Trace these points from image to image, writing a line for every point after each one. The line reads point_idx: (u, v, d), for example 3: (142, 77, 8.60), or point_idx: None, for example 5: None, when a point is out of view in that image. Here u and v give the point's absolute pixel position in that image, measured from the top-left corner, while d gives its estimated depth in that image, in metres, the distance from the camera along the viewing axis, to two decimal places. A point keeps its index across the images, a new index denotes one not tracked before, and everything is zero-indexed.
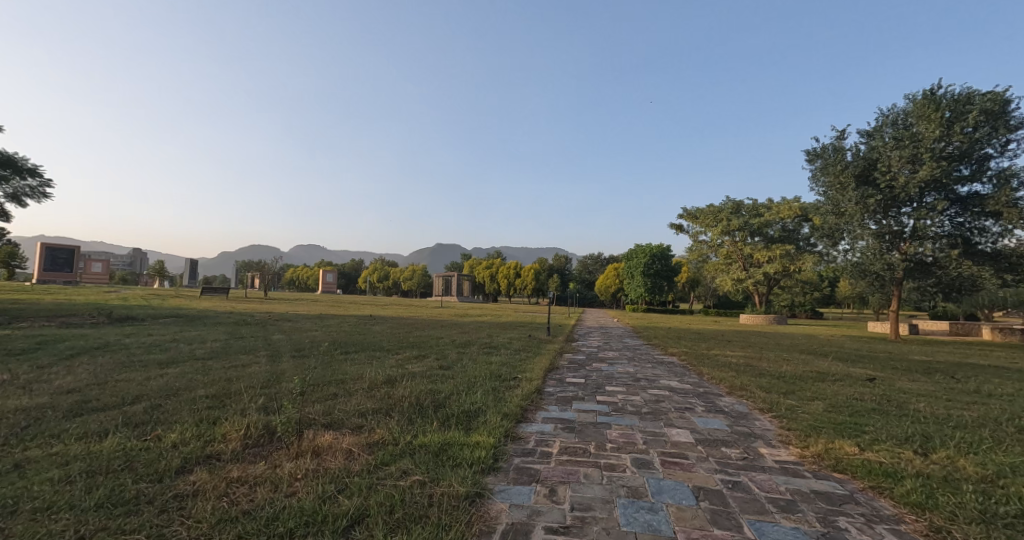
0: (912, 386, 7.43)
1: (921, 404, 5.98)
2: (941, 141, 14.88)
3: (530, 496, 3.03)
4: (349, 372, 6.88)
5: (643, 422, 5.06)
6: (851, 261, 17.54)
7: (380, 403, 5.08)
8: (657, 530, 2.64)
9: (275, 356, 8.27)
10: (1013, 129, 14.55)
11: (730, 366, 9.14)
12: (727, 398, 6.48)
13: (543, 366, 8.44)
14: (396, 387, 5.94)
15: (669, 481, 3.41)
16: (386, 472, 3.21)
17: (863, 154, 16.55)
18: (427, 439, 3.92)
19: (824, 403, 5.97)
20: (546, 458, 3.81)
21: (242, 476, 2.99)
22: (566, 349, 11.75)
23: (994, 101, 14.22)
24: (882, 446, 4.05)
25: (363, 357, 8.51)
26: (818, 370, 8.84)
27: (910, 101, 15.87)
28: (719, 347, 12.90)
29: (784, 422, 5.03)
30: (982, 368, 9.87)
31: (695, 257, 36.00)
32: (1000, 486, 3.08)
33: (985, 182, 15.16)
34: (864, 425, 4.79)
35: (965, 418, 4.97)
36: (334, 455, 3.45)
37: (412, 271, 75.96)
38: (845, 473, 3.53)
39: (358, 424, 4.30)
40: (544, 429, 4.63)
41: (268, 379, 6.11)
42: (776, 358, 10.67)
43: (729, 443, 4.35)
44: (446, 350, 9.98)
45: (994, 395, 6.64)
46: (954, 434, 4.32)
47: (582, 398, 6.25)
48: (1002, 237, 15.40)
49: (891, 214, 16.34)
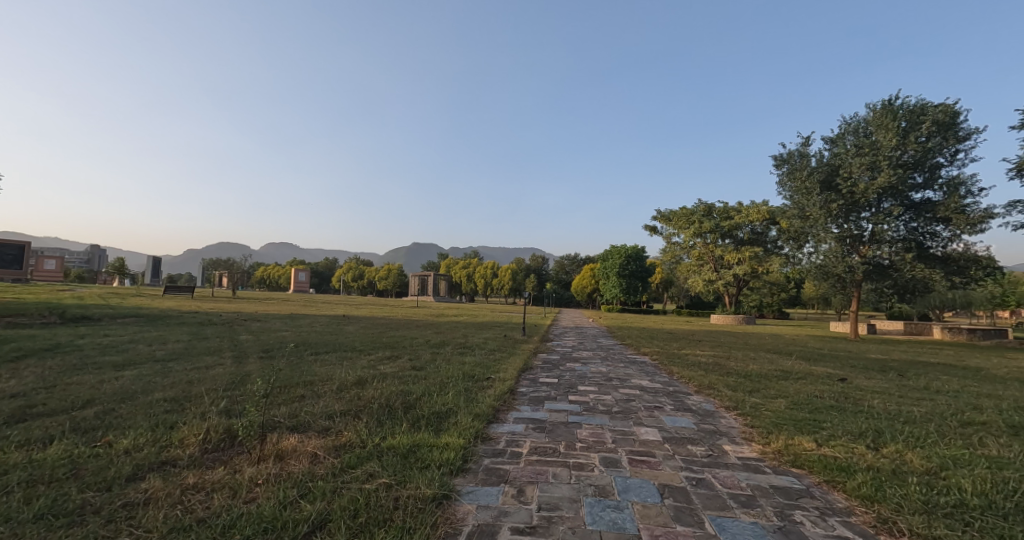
0: (868, 383, 7.78)
1: (875, 401, 6.27)
2: (898, 150, 15.66)
3: (498, 497, 3.03)
4: (318, 373, 6.72)
5: (613, 421, 5.13)
6: (814, 263, 18.17)
7: (349, 405, 5.00)
8: (621, 529, 2.67)
9: (240, 358, 8.02)
10: (961, 140, 15.44)
11: (699, 365, 9.36)
12: (695, 396, 6.63)
13: (516, 366, 8.44)
14: (366, 388, 5.84)
15: (636, 479, 3.47)
16: (352, 475, 3.16)
17: (827, 160, 17.21)
18: (396, 441, 3.87)
19: (786, 400, 6.19)
20: (515, 458, 3.82)
21: (199, 483, 2.89)
22: (541, 349, 11.79)
23: (945, 113, 15.08)
24: (838, 442, 4.22)
25: (333, 358, 8.35)
26: (782, 369, 9.14)
27: (870, 110, 16.63)
28: (690, 346, 13.19)
29: (748, 420, 5.19)
30: (934, 366, 10.37)
31: (668, 258, 36.70)
32: (942, 478, 3.25)
33: (936, 189, 16.03)
34: (822, 421, 4.99)
35: (915, 414, 5.22)
36: (298, 459, 3.37)
37: (386, 270, 74.93)
38: (803, 468, 3.66)
39: (325, 427, 4.22)
40: (514, 429, 4.65)
41: (233, 381, 5.94)
42: (744, 357, 10.96)
43: (695, 441, 4.45)
44: (419, 351, 9.88)
45: (941, 392, 7.01)
46: (904, 429, 4.54)
47: (554, 398, 6.28)
48: (952, 242, 16.25)
49: (852, 218, 16.98)
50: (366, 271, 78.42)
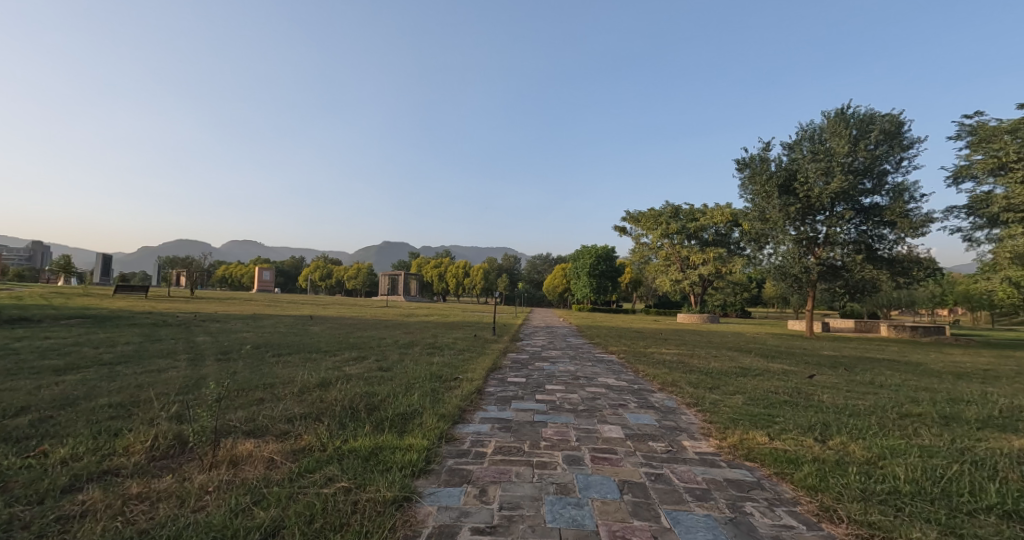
0: (820, 379, 8.15)
1: (826, 395, 6.60)
2: (849, 157, 16.52)
3: (459, 498, 3.02)
4: (278, 375, 6.53)
5: (578, 419, 5.20)
6: (773, 264, 18.89)
7: (309, 407, 4.87)
8: (580, 525, 2.72)
9: (196, 360, 7.69)
10: (906, 149, 16.42)
11: (664, 363, 9.59)
12: (658, 394, 6.80)
13: (484, 366, 8.42)
14: (329, 390, 5.72)
15: (597, 476, 3.53)
16: (309, 479, 3.08)
17: (785, 165, 17.92)
18: (358, 444, 3.80)
19: (744, 396, 6.42)
20: (479, 458, 3.82)
21: (143, 492, 2.76)
22: (510, 349, 11.78)
23: (891, 122, 16.03)
24: (788, 435, 4.41)
25: (296, 360, 8.11)
26: (741, 366, 9.48)
27: (825, 118, 17.47)
28: (656, 345, 13.51)
29: (707, 416, 5.37)
30: (879, 362, 10.98)
31: (637, 258, 37.45)
32: (880, 467, 3.45)
33: (883, 194, 16.96)
34: (775, 416, 5.20)
35: (860, 407, 5.51)
36: (253, 465, 3.26)
37: (354, 270, 73.42)
38: (755, 461, 3.81)
39: (284, 430, 4.10)
40: (479, 429, 4.65)
41: (187, 385, 5.69)
42: (706, 355, 11.30)
43: (656, 438, 4.56)
44: (386, 351, 9.71)
45: (885, 386, 7.44)
46: (849, 422, 4.78)
47: (521, 398, 6.30)
48: (897, 244, 17.23)
49: (808, 221, 17.75)
50: (333, 269, 76.48)
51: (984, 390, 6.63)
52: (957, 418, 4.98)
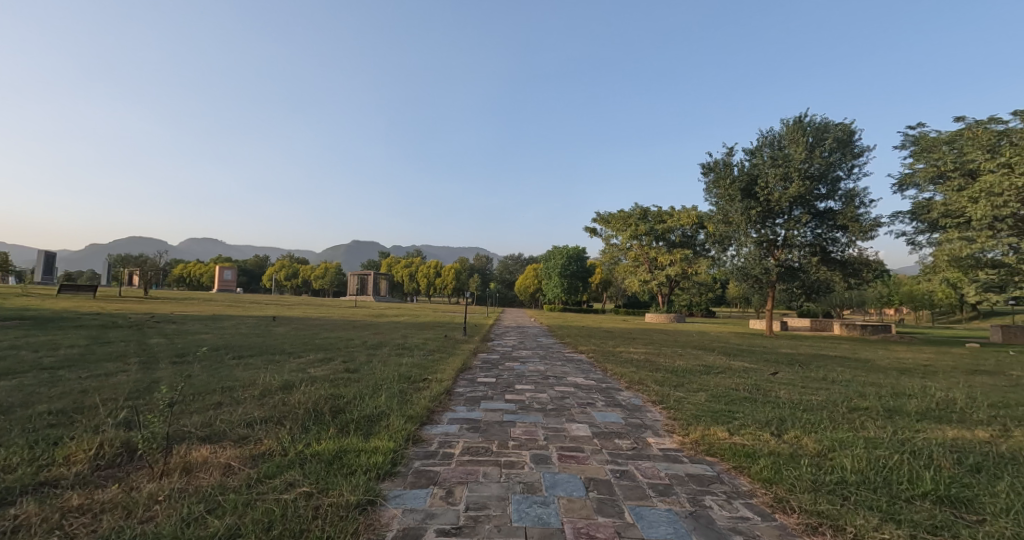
0: (778, 376, 8.49)
1: (783, 391, 6.89)
2: (806, 163, 17.27)
3: (426, 500, 2.99)
4: (238, 378, 6.30)
5: (546, 419, 5.24)
6: (735, 265, 19.53)
7: (271, 411, 4.72)
8: (545, 523, 2.74)
9: (148, 363, 7.34)
10: (857, 157, 17.31)
11: (631, 362, 9.79)
12: (625, 392, 6.93)
13: (454, 367, 8.38)
14: (293, 393, 5.56)
15: (564, 474, 3.57)
16: (268, 485, 2.98)
17: (747, 170, 18.55)
18: (321, 447, 3.71)
19: (707, 393, 6.63)
20: (447, 459, 3.80)
21: (84, 504, 2.61)
22: (480, 349, 11.77)
23: (844, 131, 16.87)
24: (747, 430, 4.57)
25: (258, 362, 7.86)
26: (705, 364, 9.77)
27: (783, 125, 18.22)
28: (624, 344, 13.78)
29: (671, 413, 5.50)
30: (832, 359, 11.54)
31: (607, 259, 38.06)
32: (829, 459, 3.63)
33: (837, 200, 17.81)
34: (735, 412, 5.39)
35: (813, 402, 5.78)
36: (208, 471, 3.14)
37: (321, 269, 71.62)
38: (716, 455, 3.94)
39: (243, 435, 3.96)
40: (448, 430, 4.63)
41: (137, 390, 5.41)
42: (672, 353, 11.60)
43: (622, 435, 4.65)
44: (353, 352, 9.52)
45: (836, 381, 7.83)
46: (803, 416, 5.00)
47: (490, 398, 6.30)
48: (849, 247, 18.11)
49: (768, 224, 18.42)
50: (298, 269, 74.41)
51: (925, 385, 7.07)
52: (899, 410, 5.30)
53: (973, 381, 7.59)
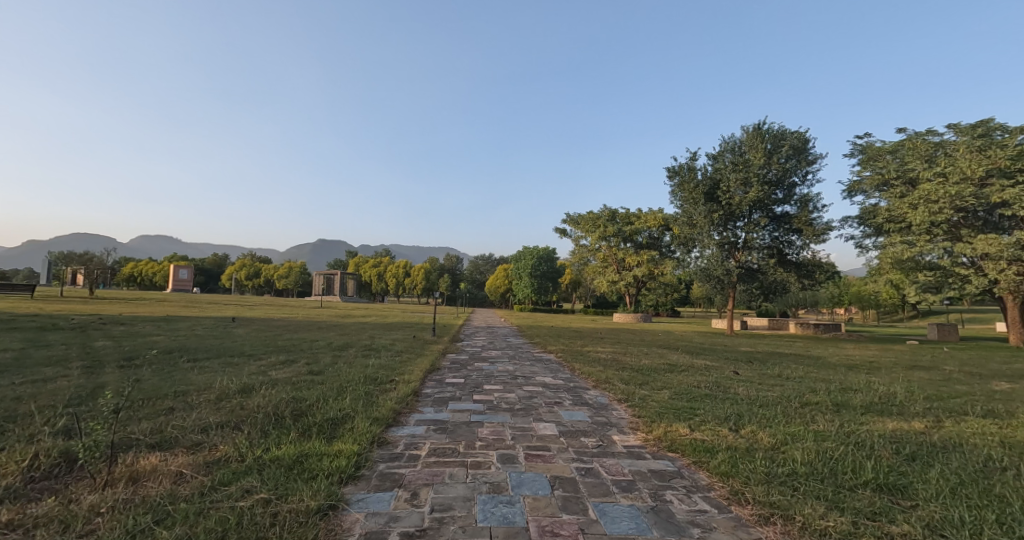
0: (737, 373, 8.81)
1: (741, 388, 7.17)
2: (764, 168, 17.99)
3: (390, 503, 2.96)
4: (193, 382, 6.04)
5: (514, 418, 5.26)
6: (699, 266, 20.11)
7: (227, 416, 4.55)
8: (510, 522, 2.76)
9: (93, 367, 6.94)
10: (810, 164, 18.15)
11: (598, 361, 9.95)
12: (592, 391, 7.04)
13: (422, 368, 8.30)
14: (251, 397, 5.38)
15: (530, 473, 3.60)
16: (224, 493, 2.88)
17: (709, 174, 19.16)
18: (281, 452, 3.61)
19: (670, 391, 6.81)
20: (413, 461, 3.76)
21: (16, 519, 2.46)
22: (449, 349, 11.69)
23: (799, 139, 17.65)
24: (707, 426, 4.73)
25: (215, 365, 7.56)
26: (669, 362, 10.04)
27: (744, 132, 18.88)
28: (592, 343, 13.98)
29: (636, 410, 5.63)
30: (788, 356, 12.06)
31: (577, 259, 38.56)
32: (782, 452, 3.80)
33: (792, 204, 18.61)
34: (697, 409, 5.57)
35: (769, 398, 6.03)
36: (157, 480, 3.00)
37: (284, 269, 69.58)
38: (677, 451, 4.06)
39: (196, 441, 3.81)
40: (414, 432, 4.58)
41: (80, 396, 5.11)
42: (638, 352, 11.86)
43: (588, 433, 4.72)
44: (317, 354, 9.27)
45: (791, 378, 8.19)
46: (759, 412, 5.21)
47: (458, 398, 6.28)
48: (804, 250, 18.95)
49: (729, 227, 19.07)
50: (260, 268, 71.97)
51: (871, 380, 7.49)
52: (847, 405, 5.60)
53: (913, 377, 8.08)
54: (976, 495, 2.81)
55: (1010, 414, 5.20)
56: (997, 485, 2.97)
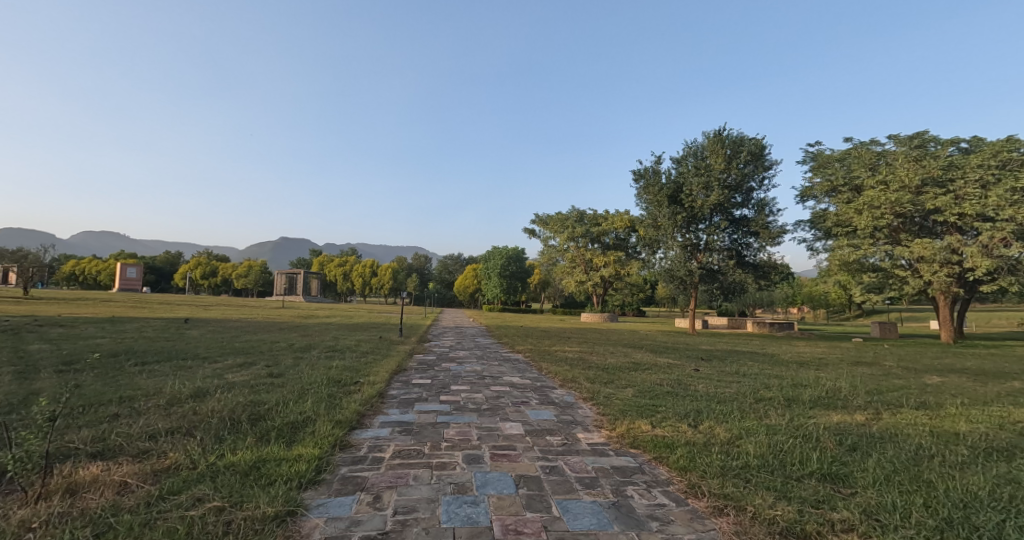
0: (698, 371, 9.12)
1: (701, 385, 7.42)
2: (724, 173, 18.66)
3: (351, 507, 2.91)
4: (141, 387, 5.74)
5: (480, 418, 5.26)
6: (663, 267, 20.64)
7: (178, 421, 4.35)
8: (475, 522, 2.76)
9: (26, 373, 6.46)
10: (767, 170, 18.91)
11: (565, 360, 10.08)
12: (558, 390, 7.12)
13: (388, 369, 8.19)
14: (205, 401, 5.15)
15: (495, 473, 3.61)
16: (172, 502, 2.76)
17: (673, 178, 19.69)
18: (237, 458, 3.48)
19: (634, 389, 6.97)
20: (376, 464, 3.70)
21: None
22: (416, 350, 11.57)
23: (756, 145, 18.37)
24: (668, 422, 4.87)
25: (166, 368, 7.21)
26: (633, 361, 10.28)
27: (705, 137, 19.48)
28: (560, 343, 14.14)
29: (601, 408, 5.74)
30: (746, 354, 12.57)
31: (546, 259, 38.90)
32: (737, 446, 3.95)
33: (750, 208, 19.35)
34: (659, 406, 5.72)
35: (726, 394, 6.27)
36: (99, 492, 2.84)
37: (244, 268, 67.01)
38: (638, 448, 4.17)
39: (143, 449, 3.62)
40: (379, 434, 4.52)
41: (11, 405, 4.75)
42: (604, 351, 12.07)
43: (553, 432, 4.78)
44: (278, 356, 8.98)
45: (747, 375, 8.54)
46: (717, 408, 5.39)
47: (425, 399, 6.23)
48: (761, 252, 19.75)
49: (692, 229, 19.64)
50: (217, 267, 69.07)
51: (819, 376, 7.90)
52: (797, 399, 5.89)
53: (857, 372, 8.56)
54: (908, 481, 3.02)
55: (940, 406, 5.60)
56: (927, 471, 3.20)
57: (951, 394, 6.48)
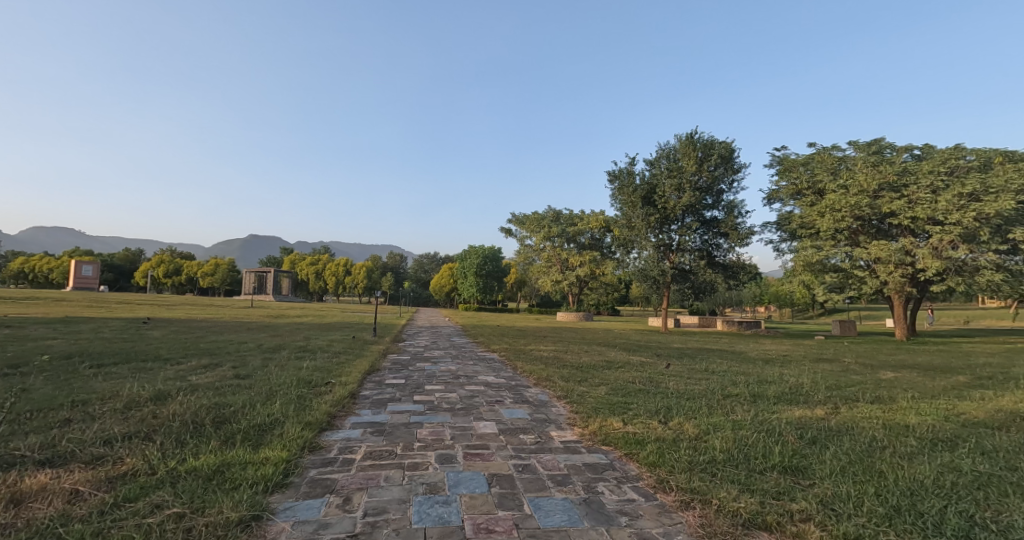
0: (669, 368, 9.31)
1: (672, 382, 7.58)
2: (696, 175, 19.09)
3: (320, 510, 2.85)
4: (96, 390, 5.49)
5: (454, 418, 5.24)
6: (637, 267, 20.98)
7: (136, 425, 4.18)
8: (446, 522, 2.75)
9: None
10: (736, 172, 19.42)
11: (540, 359, 10.13)
12: (533, 388, 7.15)
13: (361, 369, 8.07)
14: (165, 404, 4.96)
15: (467, 472, 3.59)
16: (129, 510, 2.65)
17: (647, 179, 20.00)
18: (199, 462, 3.37)
19: (607, 387, 7.07)
20: (346, 465, 3.65)
21: None
22: (390, 349, 11.43)
23: (726, 149, 18.84)
24: (640, 419, 4.95)
25: (125, 370, 6.91)
26: (607, 359, 10.42)
27: (678, 140, 19.85)
28: (535, 342, 14.23)
29: (574, 406, 5.79)
30: (716, 352, 12.92)
31: (522, 258, 39.01)
32: (705, 441, 4.05)
33: (720, 209, 19.84)
34: (630, 403, 5.81)
35: (695, 391, 6.42)
36: (47, 501, 2.70)
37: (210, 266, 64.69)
38: (610, 444, 4.23)
39: (97, 455, 3.47)
40: (350, 435, 4.44)
41: None
42: (578, 350, 12.21)
43: (527, 430, 4.80)
44: (246, 357, 8.72)
45: (717, 372, 8.77)
46: (686, 405, 5.51)
47: (398, 399, 6.16)
48: (730, 253, 20.28)
49: (664, 230, 20.01)
50: (181, 265, 66.55)
51: (784, 372, 8.19)
52: (762, 395, 6.09)
53: (818, 368, 8.89)
54: (862, 472, 3.16)
55: (892, 400, 5.88)
56: (880, 462, 3.35)
57: (904, 388, 6.80)
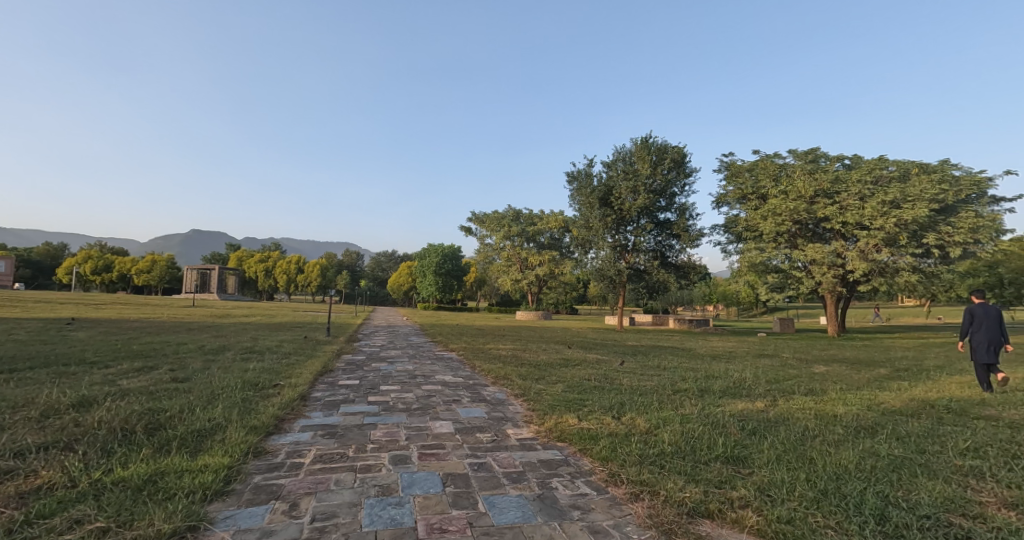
0: (623, 365, 9.55)
1: (626, 379, 7.78)
2: (650, 178, 19.68)
3: (263, 517, 2.73)
4: (9, 398, 5.00)
5: (409, 418, 5.16)
6: (594, 266, 21.38)
7: (55, 435, 3.84)
8: (398, 523, 2.70)
9: None
10: (687, 176, 20.18)
11: (498, 358, 10.13)
12: (490, 387, 7.14)
13: (312, 369, 7.80)
14: (90, 411, 4.59)
15: (422, 472, 3.55)
16: (42, 527, 2.44)
17: (604, 181, 20.41)
18: (129, 472, 3.15)
19: (563, 384, 7.16)
20: (294, 470, 3.51)
21: None
22: (345, 350, 11.09)
23: (678, 153, 19.53)
24: (594, 415, 5.05)
25: (44, 375, 6.34)
26: (564, 357, 10.57)
27: (633, 143, 20.38)
28: (494, 340, 14.25)
29: (530, 404, 5.83)
30: (668, 349, 13.35)
31: (482, 258, 38.90)
32: (655, 435, 4.17)
33: (673, 211, 20.55)
34: (585, 400, 5.91)
35: (648, 387, 6.61)
36: None
37: (145, 262, 60.22)
38: (565, 440, 4.29)
39: (6, 469, 3.16)
40: (298, 438, 4.28)
41: None
42: (536, 349, 12.30)
43: (484, 429, 4.79)
44: (186, 359, 8.23)
45: (668, 368, 9.08)
46: (639, 401, 5.66)
47: (351, 401, 5.99)
48: (682, 253, 21.03)
49: (620, 231, 20.50)
50: (114, 261, 62.00)
51: (730, 368, 8.59)
52: (710, 390, 6.35)
53: (760, 363, 9.40)
54: (795, 459, 3.36)
55: (825, 392, 6.29)
56: (813, 450, 3.57)
57: (835, 381, 7.31)
